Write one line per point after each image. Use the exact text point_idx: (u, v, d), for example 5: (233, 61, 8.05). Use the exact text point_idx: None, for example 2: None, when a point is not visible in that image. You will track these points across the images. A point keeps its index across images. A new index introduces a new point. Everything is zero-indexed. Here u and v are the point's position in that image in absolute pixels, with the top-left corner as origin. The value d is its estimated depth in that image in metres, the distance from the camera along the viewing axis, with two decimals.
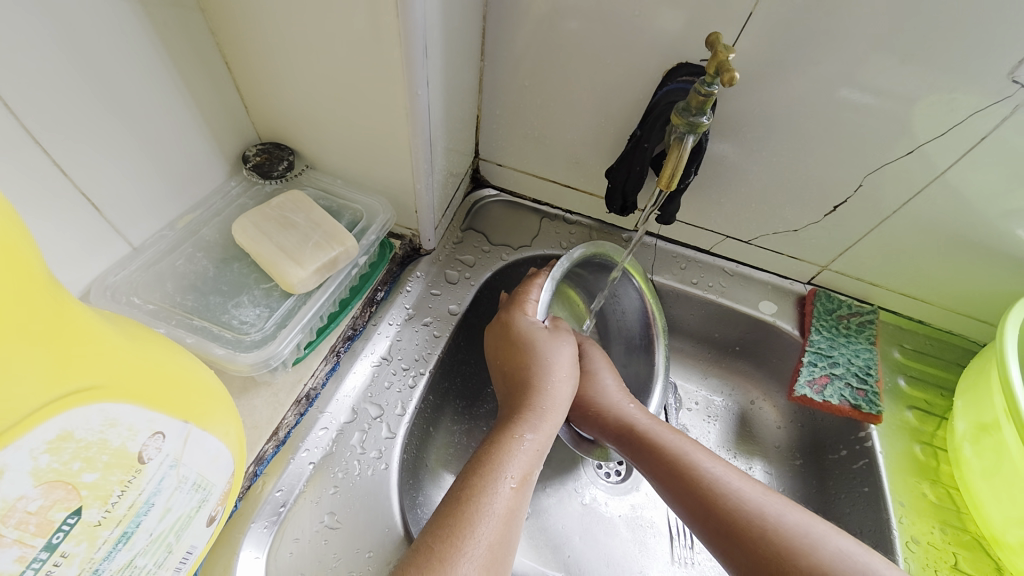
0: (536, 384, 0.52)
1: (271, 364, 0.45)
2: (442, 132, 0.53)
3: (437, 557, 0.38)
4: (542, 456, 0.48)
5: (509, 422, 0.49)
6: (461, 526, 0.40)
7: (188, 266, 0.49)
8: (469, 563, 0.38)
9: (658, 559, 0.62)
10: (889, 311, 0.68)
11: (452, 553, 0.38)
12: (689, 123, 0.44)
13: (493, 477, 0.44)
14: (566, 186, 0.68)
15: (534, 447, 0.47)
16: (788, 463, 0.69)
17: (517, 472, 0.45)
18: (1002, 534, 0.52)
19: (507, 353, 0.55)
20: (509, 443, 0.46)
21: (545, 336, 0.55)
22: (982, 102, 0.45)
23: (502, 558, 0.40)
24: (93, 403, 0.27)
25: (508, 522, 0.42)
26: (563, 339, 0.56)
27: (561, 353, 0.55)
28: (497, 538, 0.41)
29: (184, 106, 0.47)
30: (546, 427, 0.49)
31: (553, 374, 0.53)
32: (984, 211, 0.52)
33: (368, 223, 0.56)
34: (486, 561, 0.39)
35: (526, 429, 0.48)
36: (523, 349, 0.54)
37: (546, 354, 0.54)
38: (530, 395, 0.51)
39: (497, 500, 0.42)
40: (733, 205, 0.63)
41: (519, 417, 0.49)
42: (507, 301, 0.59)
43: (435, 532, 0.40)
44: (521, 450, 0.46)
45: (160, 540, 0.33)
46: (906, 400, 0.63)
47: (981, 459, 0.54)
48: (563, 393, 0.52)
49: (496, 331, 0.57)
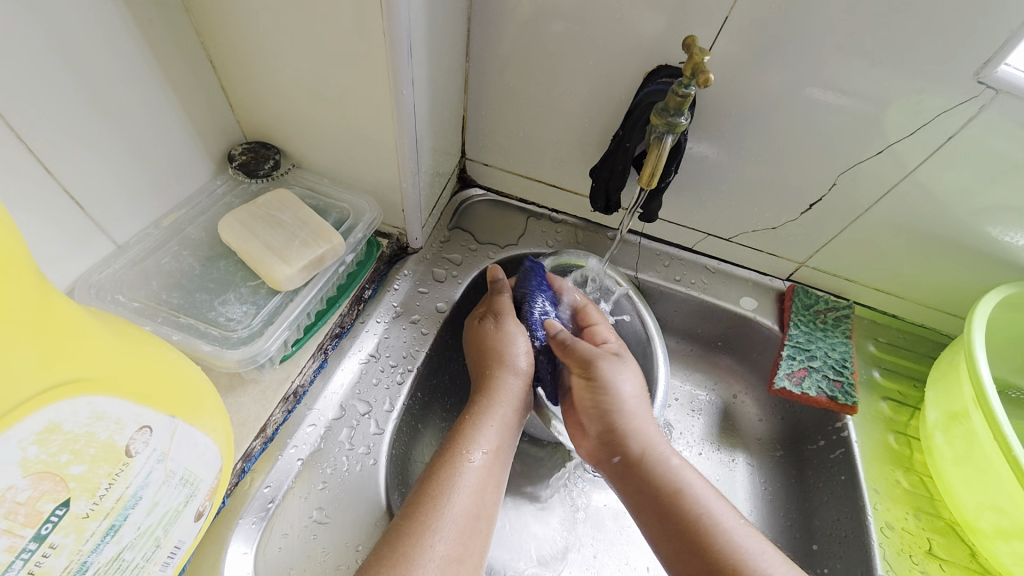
0: (498, 369, 0.53)
1: (257, 360, 0.46)
2: (427, 131, 0.53)
3: (407, 533, 0.40)
4: (513, 432, 0.51)
5: (474, 407, 0.51)
6: (429, 506, 0.42)
7: (174, 264, 0.49)
8: (437, 541, 0.41)
9: (645, 550, 0.63)
10: (863, 306, 0.70)
11: (421, 530, 0.41)
12: (668, 123, 0.46)
13: (458, 454, 0.46)
14: (551, 185, 0.69)
15: (498, 429, 0.49)
16: (769, 454, 0.70)
17: (484, 451, 0.47)
18: (974, 520, 0.54)
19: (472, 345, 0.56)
20: (470, 425, 0.48)
21: (497, 327, 0.55)
22: (947, 102, 0.47)
23: (473, 532, 0.43)
24: (81, 396, 0.27)
25: (478, 495, 0.45)
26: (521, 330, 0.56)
27: (518, 343, 0.55)
28: (468, 514, 0.43)
29: (169, 104, 0.47)
30: (504, 411, 0.51)
31: (511, 362, 0.54)
32: (953, 208, 0.54)
33: (355, 221, 0.57)
34: (456, 536, 0.42)
35: (488, 411, 0.50)
36: (485, 342, 0.55)
37: (506, 346, 0.54)
38: (489, 380, 0.53)
39: (465, 475, 0.45)
40: (714, 203, 0.64)
41: (477, 403, 0.51)
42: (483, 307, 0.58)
43: (405, 513, 0.42)
44: (485, 431, 0.48)
45: (148, 533, 0.33)
46: (881, 392, 0.65)
47: (952, 447, 0.56)
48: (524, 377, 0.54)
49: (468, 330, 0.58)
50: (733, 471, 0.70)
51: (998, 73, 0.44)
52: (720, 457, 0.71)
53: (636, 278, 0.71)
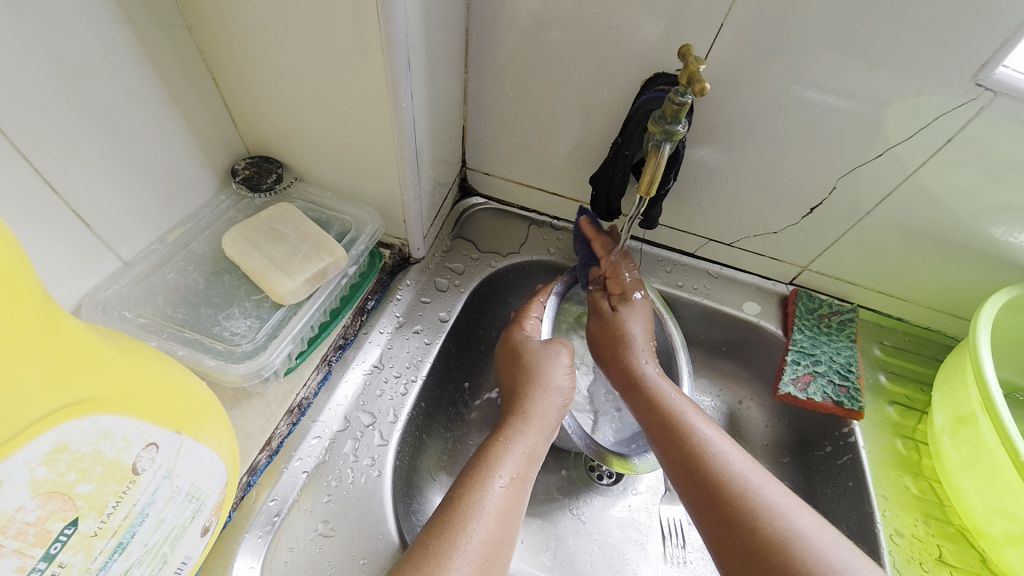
0: (532, 391, 0.53)
1: (262, 374, 0.46)
2: (427, 142, 0.54)
3: (431, 553, 0.40)
4: (536, 460, 0.49)
5: (504, 429, 0.50)
6: (456, 526, 0.41)
7: (179, 279, 0.50)
8: (464, 562, 0.40)
9: (650, 559, 0.63)
10: (868, 309, 0.70)
11: (448, 549, 0.40)
12: (665, 130, 0.46)
13: (484, 477, 0.45)
14: (552, 193, 0.70)
15: (526, 452, 0.48)
16: (776, 461, 0.70)
17: (511, 472, 0.46)
18: (984, 526, 0.53)
19: (508, 364, 0.57)
20: (500, 447, 0.48)
21: (537, 349, 0.56)
22: (946, 104, 0.47)
23: (496, 558, 0.41)
24: (88, 415, 0.28)
25: (506, 519, 0.43)
26: (561, 351, 0.56)
27: (557, 364, 0.55)
28: (492, 539, 0.42)
29: (174, 122, 0.48)
30: (535, 435, 0.50)
31: (546, 384, 0.53)
32: (955, 209, 0.54)
33: (357, 233, 0.57)
34: (480, 559, 0.40)
35: (516, 435, 0.49)
36: (522, 361, 0.56)
37: (541, 368, 0.54)
38: (520, 402, 0.52)
39: (489, 499, 0.43)
40: (714, 208, 0.64)
41: (507, 423, 0.51)
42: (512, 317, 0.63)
43: (431, 531, 0.41)
44: (513, 453, 0.47)
45: (154, 550, 0.34)
46: (887, 396, 0.65)
47: (960, 451, 0.55)
48: (560, 402, 0.53)
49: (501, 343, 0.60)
50: None
51: (996, 75, 0.44)
52: None
53: None
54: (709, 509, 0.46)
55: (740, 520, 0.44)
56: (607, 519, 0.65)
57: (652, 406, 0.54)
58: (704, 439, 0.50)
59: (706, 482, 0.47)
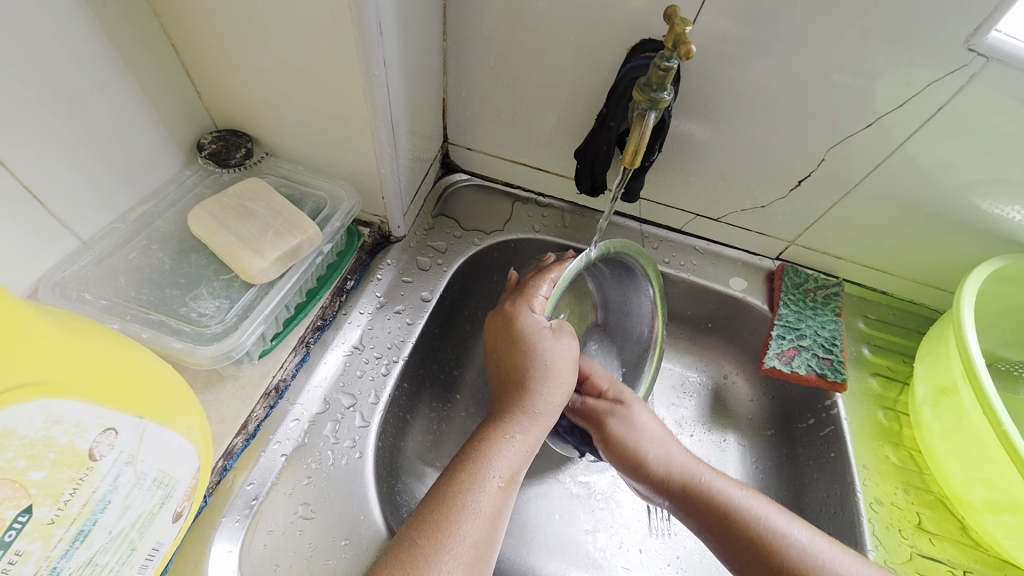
0: (536, 386, 0.50)
1: (233, 355, 0.44)
2: (404, 115, 0.51)
3: (421, 553, 0.39)
4: (530, 456, 0.48)
5: (501, 422, 0.48)
6: (446, 523, 0.41)
7: (143, 259, 0.48)
8: (454, 561, 0.39)
9: (634, 531, 0.63)
10: (853, 283, 0.69)
11: (438, 550, 0.39)
12: (650, 98, 0.44)
13: (479, 476, 0.44)
14: (536, 168, 0.68)
15: (519, 448, 0.47)
16: (759, 434, 0.71)
17: (503, 472, 0.45)
18: (963, 494, 0.54)
19: (506, 350, 0.52)
20: (498, 442, 0.47)
21: (544, 336, 0.53)
22: (936, 73, 0.45)
23: (486, 556, 0.42)
24: (34, 400, 0.26)
25: (494, 522, 0.43)
26: (564, 337, 0.54)
27: (562, 355, 0.52)
28: (483, 537, 0.42)
29: (130, 92, 0.45)
30: (536, 430, 0.49)
31: (552, 378, 0.51)
32: (943, 183, 0.53)
33: (333, 210, 0.55)
34: (470, 559, 0.40)
35: (518, 432, 0.48)
36: (523, 350, 0.51)
37: (547, 358, 0.51)
38: (523, 395, 0.50)
39: (483, 499, 0.43)
40: (701, 182, 0.63)
41: (510, 416, 0.49)
42: (514, 292, 0.56)
43: (421, 527, 0.41)
44: (505, 452, 0.46)
45: (121, 537, 0.32)
46: (870, 368, 0.65)
47: (941, 421, 0.56)
48: (557, 394, 0.51)
49: (487, 329, 0.56)
50: (724, 451, 0.70)
51: (987, 41, 0.43)
52: (711, 436, 0.71)
53: (667, 270, 0.70)
54: None
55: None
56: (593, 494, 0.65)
57: (720, 518, 0.48)
58: (804, 548, 0.45)
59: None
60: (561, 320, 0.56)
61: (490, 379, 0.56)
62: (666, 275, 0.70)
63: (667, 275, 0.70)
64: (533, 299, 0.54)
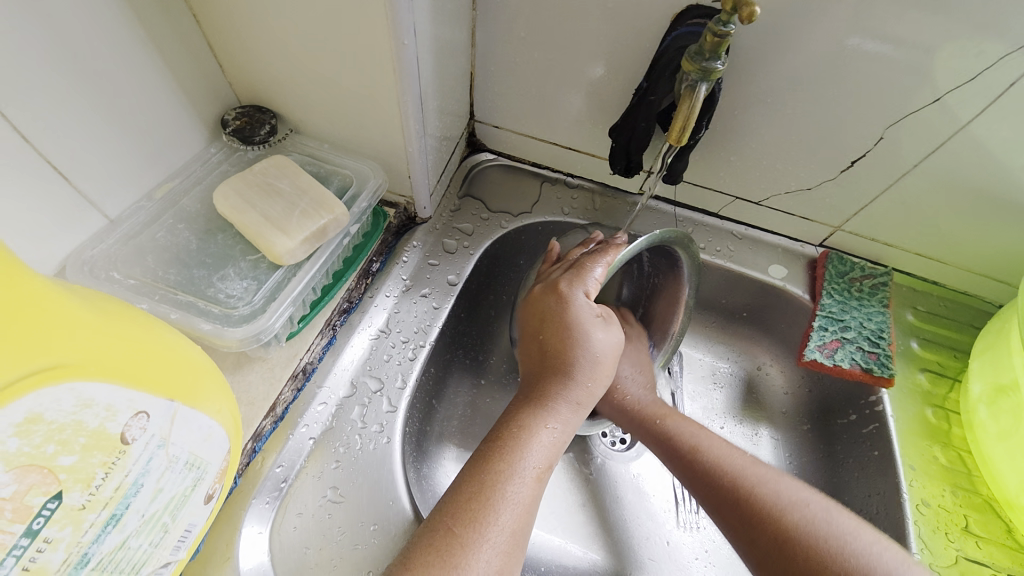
0: (576, 372, 0.48)
1: (262, 338, 0.44)
2: (432, 90, 0.49)
3: (457, 542, 0.37)
4: (564, 447, 0.46)
5: (541, 407, 0.46)
6: (484, 512, 0.39)
7: (169, 238, 0.47)
8: (491, 553, 0.38)
9: (663, 523, 0.62)
10: (902, 273, 0.65)
11: (477, 540, 0.38)
12: (702, 69, 0.41)
13: (515, 464, 0.42)
14: (567, 147, 0.64)
15: (556, 438, 0.45)
16: (795, 427, 0.68)
17: (539, 463, 0.43)
18: (1015, 497, 0.51)
19: (552, 332, 0.50)
20: (536, 431, 0.44)
21: (591, 321, 0.49)
22: (1021, 40, 0.41)
23: (522, 547, 0.40)
24: (64, 382, 0.25)
25: (530, 512, 0.41)
26: (613, 327, 0.51)
27: (610, 346, 0.50)
28: (519, 527, 0.40)
29: (153, 66, 0.43)
30: (573, 420, 0.47)
31: (597, 364, 0.49)
32: (1009, 165, 0.49)
33: (359, 189, 0.53)
34: (508, 549, 0.38)
35: (552, 420, 0.46)
36: (571, 335, 0.49)
37: (593, 347, 0.49)
38: (562, 381, 0.48)
39: (519, 489, 0.41)
40: (744, 163, 0.59)
41: (547, 402, 0.47)
42: (567, 268, 0.52)
43: (457, 516, 0.39)
44: (544, 441, 0.44)
45: (154, 520, 0.32)
46: (918, 363, 0.61)
47: (997, 422, 0.52)
48: (595, 381, 0.49)
49: (528, 306, 0.53)
50: (757, 445, 0.68)
51: None
52: (742, 429, 0.69)
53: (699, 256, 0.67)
54: (750, 531, 0.46)
55: (794, 565, 0.42)
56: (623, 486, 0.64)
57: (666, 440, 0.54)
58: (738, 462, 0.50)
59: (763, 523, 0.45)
60: (604, 307, 0.53)
61: (522, 361, 0.53)
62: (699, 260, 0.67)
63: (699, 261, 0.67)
64: (586, 278, 0.50)
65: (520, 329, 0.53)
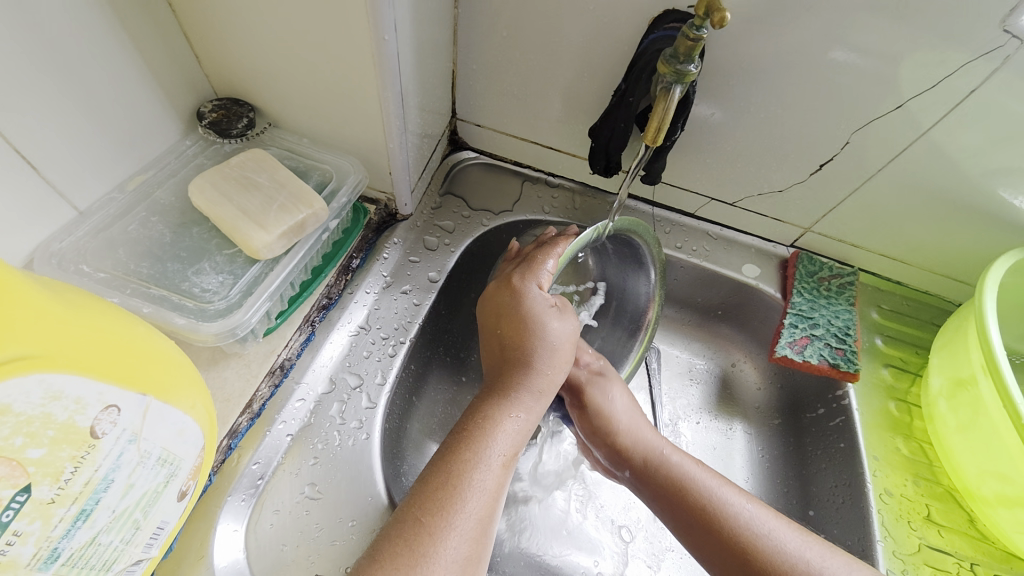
0: (537, 362, 0.49)
1: (237, 333, 0.43)
2: (414, 86, 0.49)
3: (427, 531, 0.38)
4: (530, 434, 0.47)
5: (505, 397, 0.47)
6: (451, 500, 0.40)
7: (142, 231, 0.46)
8: (460, 539, 0.38)
9: (640, 516, 0.63)
10: (868, 272, 0.68)
11: (443, 527, 0.38)
12: (677, 71, 0.42)
13: (480, 452, 0.43)
14: (548, 147, 0.65)
15: (520, 426, 0.46)
16: (767, 422, 0.70)
17: (504, 451, 0.44)
18: (975, 487, 0.54)
19: (509, 325, 0.50)
20: (501, 420, 0.45)
21: (542, 311, 0.50)
22: (974, 51, 0.43)
23: (489, 533, 0.40)
24: (32, 373, 0.25)
25: (496, 498, 0.42)
26: (567, 316, 0.52)
27: (566, 335, 0.51)
28: (485, 514, 0.40)
29: (127, 55, 0.43)
30: (538, 408, 0.48)
31: (553, 354, 0.50)
32: (964, 170, 0.52)
33: (339, 184, 0.53)
34: (476, 535, 0.39)
35: (516, 409, 0.46)
36: (528, 328, 0.50)
37: (549, 336, 0.50)
38: (525, 372, 0.48)
39: (485, 476, 0.42)
40: (719, 166, 0.61)
41: (510, 392, 0.47)
42: (522, 264, 0.53)
43: (424, 506, 0.39)
44: (508, 429, 0.45)
45: (125, 516, 0.32)
46: (882, 359, 0.64)
47: (956, 414, 0.55)
48: (556, 369, 0.50)
49: (485, 301, 0.53)
50: (730, 439, 0.70)
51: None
52: (717, 424, 0.71)
53: (675, 256, 0.68)
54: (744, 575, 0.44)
55: None
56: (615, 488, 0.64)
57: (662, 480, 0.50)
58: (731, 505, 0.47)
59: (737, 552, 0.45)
60: (559, 297, 0.54)
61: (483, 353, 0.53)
62: (675, 260, 0.69)
63: (676, 260, 0.69)
64: (539, 271, 0.51)
65: (481, 324, 0.54)
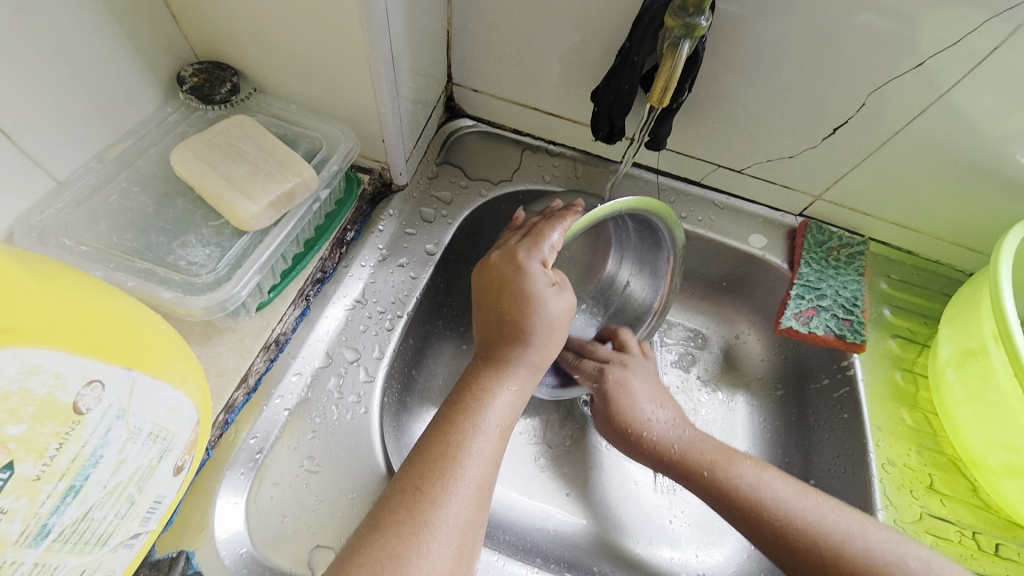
0: (532, 337, 0.47)
1: (226, 307, 0.42)
2: (405, 47, 0.46)
3: (428, 498, 0.38)
4: (522, 407, 0.46)
5: (500, 370, 0.46)
6: (450, 469, 0.39)
7: (123, 202, 0.44)
8: (460, 505, 0.38)
9: (641, 487, 0.63)
10: (878, 242, 0.66)
11: (444, 495, 0.38)
12: (686, 25, 0.40)
13: (477, 423, 0.42)
14: (548, 113, 0.63)
15: (516, 399, 0.45)
16: (769, 393, 0.70)
17: (501, 422, 0.43)
18: (980, 457, 0.53)
19: (507, 298, 0.47)
20: (495, 393, 0.44)
21: (543, 289, 0.47)
22: (1006, 2, 0.40)
23: (488, 500, 0.40)
24: (5, 348, 0.24)
25: (495, 467, 0.42)
26: (567, 294, 0.49)
27: (564, 310, 0.49)
28: (484, 482, 0.40)
29: (97, 15, 0.40)
30: (532, 380, 0.47)
31: (548, 327, 0.48)
32: (986, 133, 0.49)
33: (329, 153, 0.51)
34: (477, 502, 0.39)
35: (510, 381, 0.45)
36: (525, 300, 0.47)
37: (546, 310, 0.47)
38: (519, 346, 0.47)
39: (482, 447, 0.41)
40: (728, 131, 0.58)
41: (505, 366, 0.46)
42: (524, 236, 0.49)
43: (424, 475, 0.39)
44: (504, 401, 0.44)
45: (118, 491, 0.31)
46: (889, 329, 0.63)
47: (964, 384, 0.54)
48: (548, 343, 0.48)
49: (483, 275, 0.49)
50: (731, 411, 0.70)
51: None
52: (718, 396, 0.71)
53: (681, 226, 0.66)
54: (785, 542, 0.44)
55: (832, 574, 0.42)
56: (618, 466, 0.64)
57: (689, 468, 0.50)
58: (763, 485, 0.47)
59: (771, 528, 0.45)
60: (559, 275, 0.51)
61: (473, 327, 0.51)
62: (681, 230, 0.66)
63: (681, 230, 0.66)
64: (542, 246, 0.48)
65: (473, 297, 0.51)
